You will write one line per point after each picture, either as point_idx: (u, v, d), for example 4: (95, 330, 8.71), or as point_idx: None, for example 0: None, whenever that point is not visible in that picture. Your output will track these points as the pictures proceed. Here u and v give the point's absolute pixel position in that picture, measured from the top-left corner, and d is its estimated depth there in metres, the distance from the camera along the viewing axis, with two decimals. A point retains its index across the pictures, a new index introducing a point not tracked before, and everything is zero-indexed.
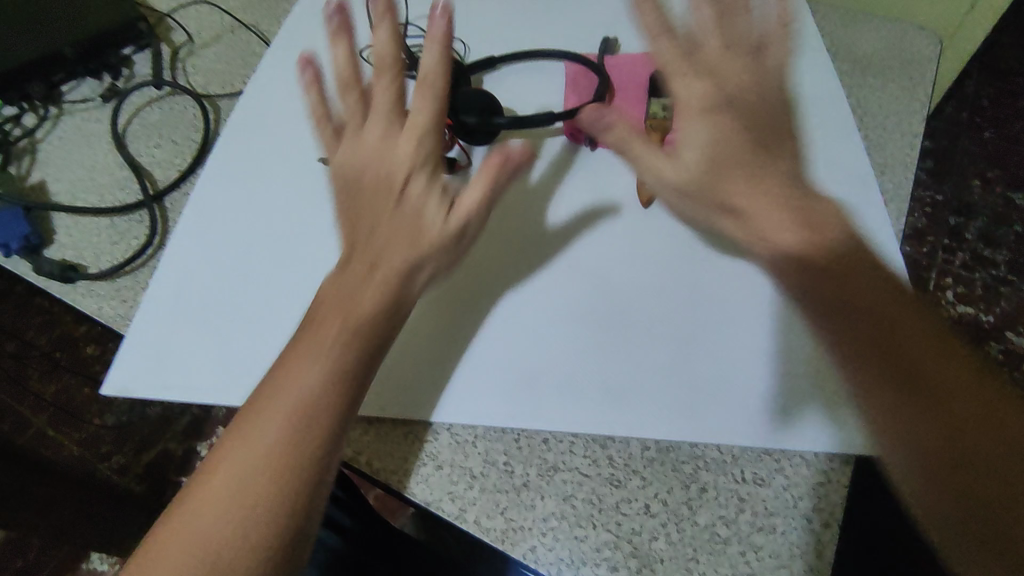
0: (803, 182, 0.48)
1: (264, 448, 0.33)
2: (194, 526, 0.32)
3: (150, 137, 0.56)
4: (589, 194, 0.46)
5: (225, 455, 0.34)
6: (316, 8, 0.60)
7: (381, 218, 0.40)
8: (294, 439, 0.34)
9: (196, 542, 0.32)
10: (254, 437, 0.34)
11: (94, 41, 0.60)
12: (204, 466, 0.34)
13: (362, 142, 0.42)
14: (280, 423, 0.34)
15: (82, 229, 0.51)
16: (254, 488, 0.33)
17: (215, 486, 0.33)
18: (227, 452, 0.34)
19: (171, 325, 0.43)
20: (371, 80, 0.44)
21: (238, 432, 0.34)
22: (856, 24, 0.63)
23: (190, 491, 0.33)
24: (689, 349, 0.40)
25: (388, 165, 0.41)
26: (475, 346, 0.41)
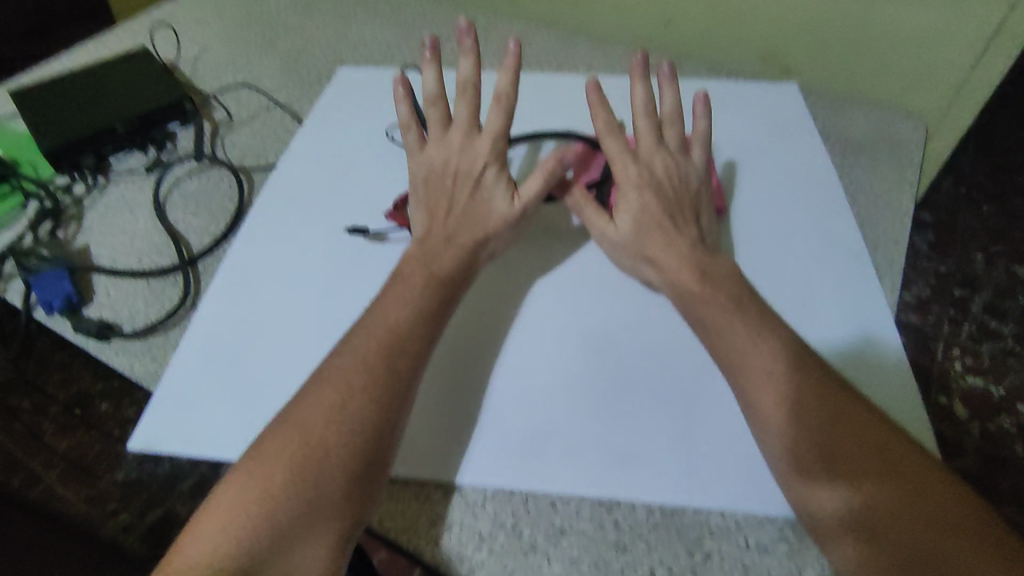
0: (797, 256, 0.51)
1: (313, 443, 0.37)
2: (240, 503, 0.36)
3: (189, 205, 0.61)
4: (597, 269, 0.49)
5: (247, 476, 0.37)
6: (351, 96, 0.68)
7: (460, 221, 0.49)
8: (341, 440, 0.38)
9: (240, 517, 0.35)
10: (307, 432, 0.38)
11: (144, 119, 0.66)
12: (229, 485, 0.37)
13: (447, 170, 0.51)
14: (330, 424, 0.38)
15: (119, 290, 0.54)
16: (299, 476, 0.36)
17: (265, 469, 0.36)
18: (249, 473, 0.37)
19: (198, 382, 0.46)
20: (454, 153, 0.51)
21: (261, 458, 0.37)
22: (841, 114, 0.69)
23: (239, 471, 0.37)
24: (690, 415, 0.41)
25: (467, 189, 0.50)
26: (486, 409, 0.43)
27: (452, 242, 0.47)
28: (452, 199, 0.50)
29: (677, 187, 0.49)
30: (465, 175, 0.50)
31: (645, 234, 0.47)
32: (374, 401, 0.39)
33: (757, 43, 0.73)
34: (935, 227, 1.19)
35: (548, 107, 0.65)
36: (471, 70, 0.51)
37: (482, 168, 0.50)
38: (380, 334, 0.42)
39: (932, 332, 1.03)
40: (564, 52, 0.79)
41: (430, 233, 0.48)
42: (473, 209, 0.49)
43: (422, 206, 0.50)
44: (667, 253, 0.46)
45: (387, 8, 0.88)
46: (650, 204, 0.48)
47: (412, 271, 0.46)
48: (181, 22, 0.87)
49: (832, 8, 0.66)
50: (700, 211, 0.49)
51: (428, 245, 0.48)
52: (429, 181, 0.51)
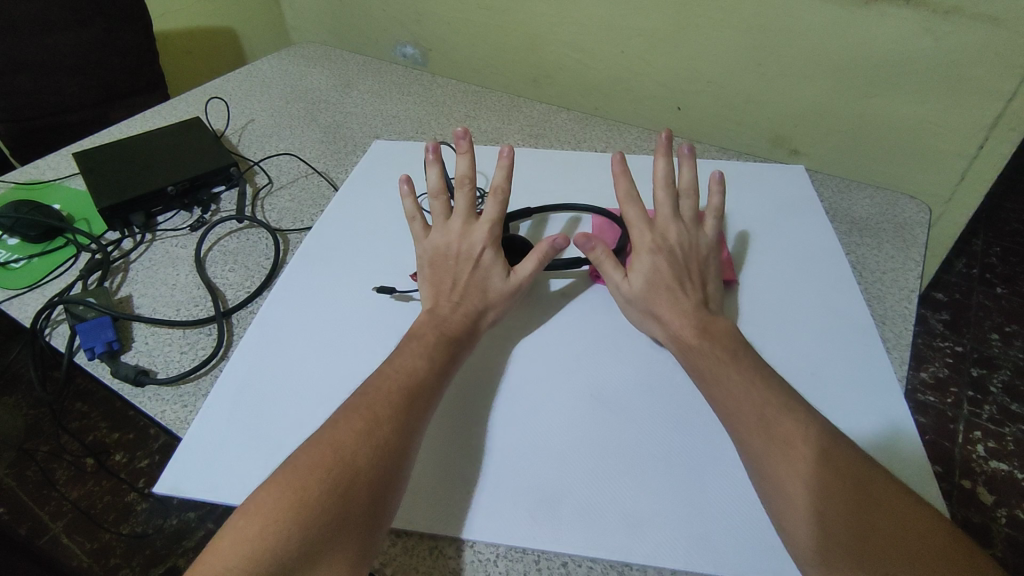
0: (806, 328, 0.53)
1: (344, 460, 0.39)
2: (274, 510, 0.36)
3: (227, 263, 0.65)
4: (610, 338, 0.52)
5: (280, 486, 0.37)
6: (386, 166, 0.73)
7: (458, 295, 0.51)
8: (371, 458, 0.39)
9: (277, 525, 0.35)
10: (338, 450, 0.39)
11: (193, 182, 0.71)
12: (263, 495, 0.37)
13: (449, 253, 0.54)
14: (359, 445, 0.39)
15: (157, 338, 0.57)
16: (333, 488, 0.37)
17: (299, 480, 0.37)
18: (282, 484, 0.37)
19: (226, 427, 0.47)
20: (456, 237, 0.54)
21: (296, 471, 0.38)
22: (847, 196, 0.73)
23: (272, 484, 0.38)
24: (697, 479, 0.42)
25: (466, 270, 0.52)
26: (497, 464, 0.44)
27: (459, 310, 0.50)
28: (456, 277, 0.52)
29: (687, 252, 0.53)
30: (463, 257, 0.53)
31: (654, 292, 0.50)
32: (397, 431, 0.41)
33: (764, 129, 0.78)
34: (949, 307, 1.26)
35: (570, 181, 0.69)
36: (467, 168, 0.56)
37: (480, 252, 0.53)
38: (395, 379, 0.44)
39: (951, 413, 1.09)
40: (584, 133, 0.85)
41: (438, 305, 0.51)
42: (474, 287, 0.52)
43: (428, 283, 0.53)
44: (672, 312, 0.49)
45: (421, 90, 0.95)
46: (661, 266, 0.51)
47: (424, 327, 0.49)
48: (233, 96, 0.95)
49: (834, 101, 0.70)
50: (707, 277, 0.52)
51: (438, 310, 0.50)
52: (433, 262, 0.54)
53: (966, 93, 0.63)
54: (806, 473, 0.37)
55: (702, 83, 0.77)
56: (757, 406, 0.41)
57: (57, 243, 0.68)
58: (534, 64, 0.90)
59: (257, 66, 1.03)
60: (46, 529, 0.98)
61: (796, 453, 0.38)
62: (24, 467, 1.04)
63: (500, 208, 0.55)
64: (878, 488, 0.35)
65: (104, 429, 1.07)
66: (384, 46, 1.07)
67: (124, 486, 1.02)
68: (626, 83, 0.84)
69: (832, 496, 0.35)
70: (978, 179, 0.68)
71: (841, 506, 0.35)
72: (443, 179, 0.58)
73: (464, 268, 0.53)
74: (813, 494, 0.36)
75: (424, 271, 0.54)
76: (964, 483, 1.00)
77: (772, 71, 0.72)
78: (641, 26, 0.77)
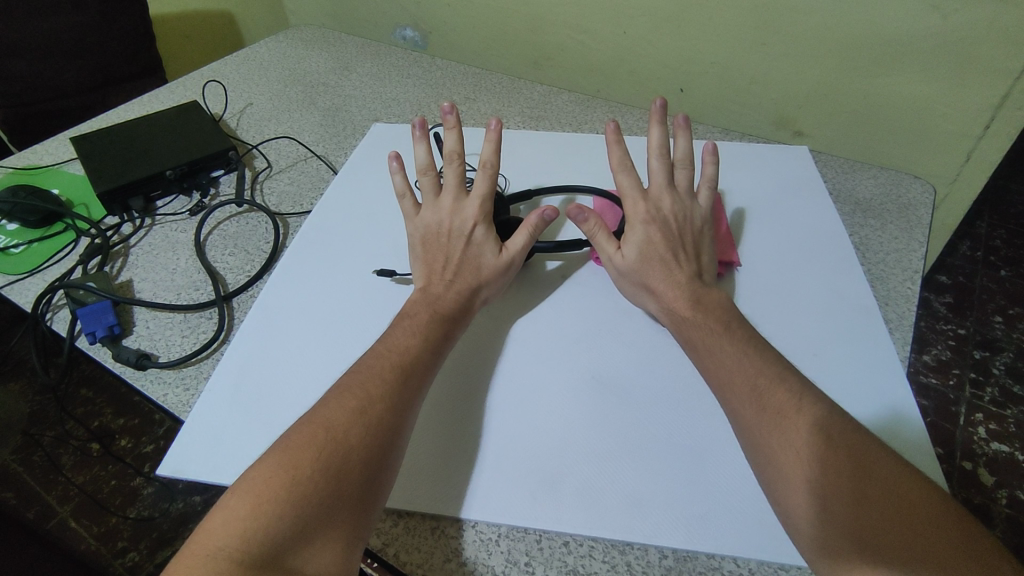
0: (809, 309, 0.52)
1: (336, 438, 0.39)
2: (265, 489, 0.36)
3: (226, 246, 0.64)
4: (612, 320, 0.52)
5: (270, 464, 0.37)
6: (386, 149, 0.72)
7: (451, 272, 0.51)
8: (364, 436, 0.39)
9: (267, 504, 0.35)
10: (331, 428, 0.39)
11: (191, 166, 0.70)
12: (254, 474, 0.37)
13: (440, 229, 0.53)
14: (352, 423, 0.40)
15: (157, 323, 0.57)
16: (326, 467, 0.37)
17: (291, 459, 0.37)
18: (272, 462, 0.37)
19: (226, 410, 0.48)
20: (445, 214, 0.54)
21: (286, 450, 0.38)
22: (852, 176, 0.72)
23: (264, 462, 0.38)
24: (697, 459, 0.42)
25: (459, 247, 0.52)
26: (497, 444, 0.44)
27: (452, 288, 0.50)
28: (447, 256, 0.52)
29: (681, 222, 0.53)
30: (455, 234, 0.53)
31: (647, 263, 0.50)
32: (391, 410, 0.41)
33: (768, 110, 0.77)
34: (952, 290, 1.26)
35: (571, 164, 0.69)
36: (455, 143, 0.56)
37: (472, 229, 0.53)
38: (390, 358, 0.44)
39: (953, 395, 1.09)
40: (584, 115, 0.84)
41: (431, 283, 0.51)
42: (467, 264, 0.51)
43: (420, 262, 0.53)
44: (666, 284, 0.49)
45: (420, 73, 0.94)
46: (654, 237, 0.51)
47: (418, 306, 0.49)
48: (230, 80, 0.94)
49: (838, 81, 0.69)
50: (700, 249, 0.52)
51: (432, 289, 0.50)
52: (426, 241, 0.54)
53: (974, 71, 0.62)
54: (807, 456, 0.36)
55: (704, 63, 0.76)
56: (757, 381, 0.41)
57: (57, 228, 0.68)
58: (534, 45, 0.89)
59: (254, 49, 1.02)
60: (54, 512, 0.99)
61: (794, 433, 0.38)
62: (29, 453, 1.04)
63: (489, 180, 0.54)
64: (881, 470, 0.35)
65: (108, 415, 1.07)
66: (383, 29, 1.05)
67: (130, 470, 1.02)
68: (627, 65, 0.83)
69: (831, 475, 0.35)
70: (984, 160, 0.67)
71: (839, 486, 0.35)
72: (432, 156, 0.57)
73: (456, 245, 0.52)
74: (813, 474, 0.36)
75: (416, 248, 0.54)
76: (964, 464, 1.00)
77: (777, 51, 0.70)
78: (642, 7, 0.76)
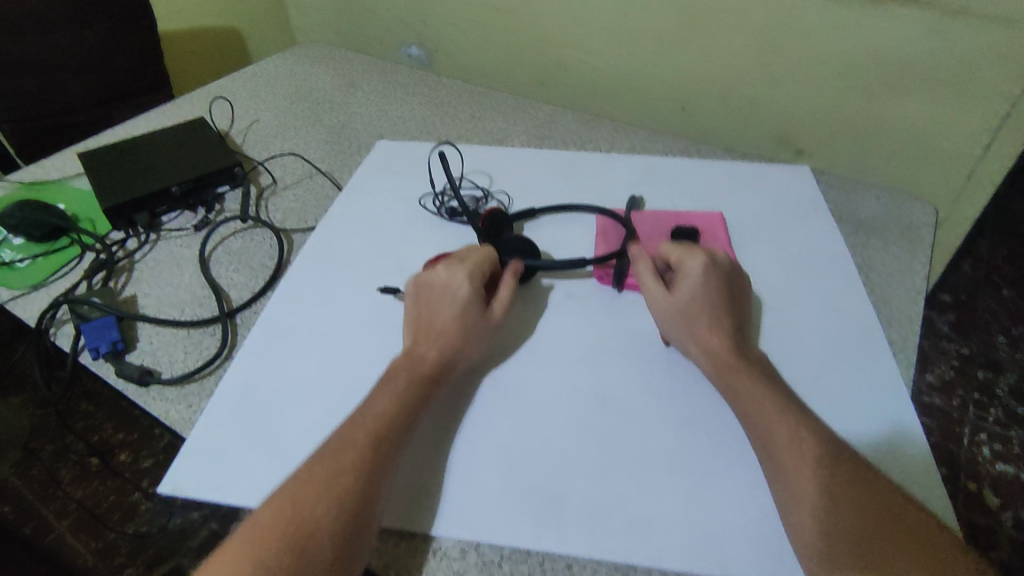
0: (811, 328, 0.52)
1: (300, 519, 0.38)
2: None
3: (230, 263, 0.65)
4: (615, 339, 0.52)
5: (236, 547, 0.37)
6: (391, 166, 0.73)
7: (436, 334, 0.48)
8: (331, 515, 0.38)
9: None
10: (297, 506, 0.38)
11: (196, 181, 0.71)
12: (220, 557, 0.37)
13: (429, 285, 0.50)
14: (319, 500, 0.39)
15: (160, 338, 0.57)
16: (289, 552, 0.37)
17: (256, 542, 0.37)
18: (238, 546, 0.37)
19: (229, 427, 0.47)
20: (457, 269, 0.50)
21: (251, 532, 0.38)
22: (856, 196, 0.73)
23: (232, 543, 0.38)
24: (701, 481, 0.42)
25: (447, 303, 0.49)
26: (500, 463, 0.44)
27: (433, 350, 0.47)
28: (441, 315, 0.49)
29: (731, 269, 0.50)
30: (445, 290, 0.49)
31: (703, 313, 0.48)
32: (358, 486, 0.40)
33: (769, 130, 0.77)
34: (955, 309, 1.26)
35: (574, 182, 0.69)
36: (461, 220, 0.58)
37: (460, 287, 0.49)
38: (366, 422, 0.43)
39: (957, 416, 1.08)
40: (588, 134, 0.85)
41: (416, 344, 0.48)
42: (457, 326, 0.48)
43: (416, 323, 0.49)
44: (715, 335, 0.47)
45: (425, 91, 0.95)
46: (712, 284, 0.48)
47: (399, 370, 0.46)
48: (237, 96, 0.95)
49: (839, 102, 0.70)
50: (744, 297, 0.51)
51: (416, 350, 0.47)
52: (425, 299, 0.50)
53: (975, 93, 0.62)
54: (815, 508, 0.37)
55: (707, 83, 0.77)
56: (767, 423, 0.41)
57: (62, 242, 0.68)
58: (538, 64, 0.90)
59: (260, 66, 1.03)
60: (52, 527, 0.99)
61: (803, 483, 0.38)
62: (28, 466, 1.04)
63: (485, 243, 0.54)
64: (885, 503, 0.37)
65: (109, 429, 1.06)
66: (388, 46, 1.07)
67: (128, 485, 1.02)
68: (630, 84, 0.84)
69: (841, 510, 0.37)
70: (985, 181, 0.68)
71: (848, 520, 0.37)
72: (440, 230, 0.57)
73: (467, 304, 0.49)
74: (821, 505, 0.37)
75: (420, 306, 0.50)
76: (969, 486, 1.00)
77: (779, 71, 0.71)
78: (645, 26, 0.77)
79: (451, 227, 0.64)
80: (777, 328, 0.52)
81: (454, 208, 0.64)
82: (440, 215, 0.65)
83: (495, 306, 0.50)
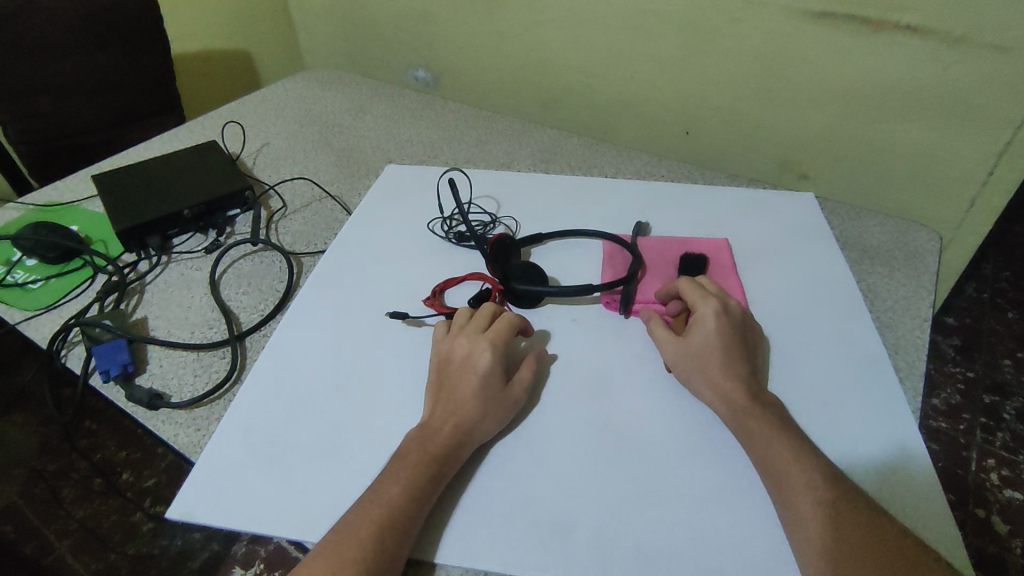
0: (817, 354, 0.53)
1: None
2: None
3: (240, 285, 0.65)
4: (622, 364, 0.52)
5: None
6: (400, 190, 0.74)
7: (454, 408, 0.46)
8: None
9: None
10: None
11: (208, 205, 0.72)
12: None
13: (454, 359, 0.49)
14: None
15: (170, 361, 0.57)
16: None
17: None
18: None
19: (237, 452, 0.48)
20: (482, 338, 0.49)
21: None
22: (860, 222, 0.74)
23: None
24: (710, 509, 0.42)
25: (469, 375, 0.47)
26: (508, 490, 0.44)
27: (448, 424, 0.45)
28: (461, 386, 0.47)
29: (744, 321, 0.51)
30: (468, 363, 0.48)
31: (716, 358, 0.47)
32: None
33: (773, 156, 0.78)
34: (960, 331, 1.26)
35: (580, 207, 0.70)
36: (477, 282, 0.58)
37: (483, 359, 0.48)
38: (373, 506, 0.41)
39: (964, 440, 1.08)
40: (593, 159, 0.86)
41: (431, 418, 0.46)
42: (476, 399, 0.46)
43: (436, 394, 0.48)
44: (730, 382, 0.46)
45: (433, 115, 0.97)
46: (725, 330, 0.49)
47: (411, 444, 0.44)
48: (248, 120, 0.96)
49: (842, 128, 0.71)
50: (757, 349, 0.51)
51: (432, 424, 0.45)
52: (446, 371, 0.49)
53: (977, 121, 0.63)
54: (816, 531, 0.38)
55: (711, 109, 0.78)
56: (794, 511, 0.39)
57: (75, 264, 0.69)
58: (544, 89, 0.92)
59: (271, 90, 1.05)
60: (53, 548, 0.98)
61: (803, 506, 0.39)
62: (31, 485, 1.03)
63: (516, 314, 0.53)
64: None
65: (111, 448, 1.06)
66: (396, 70, 1.08)
67: (131, 506, 1.02)
68: (635, 109, 0.85)
69: None
70: (989, 206, 0.68)
71: None
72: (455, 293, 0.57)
73: (488, 376, 0.47)
74: None
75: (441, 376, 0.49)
76: (977, 512, 0.99)
77: (782, 97, 0.72)
78: (649, 53, 0.78)
79: (459, 251, 0.64)
80: (784, 354, 0.52)
81: (461, 233, 0.65)
82: (448, 239, 0.66)
83: (518, 386, 0.48)
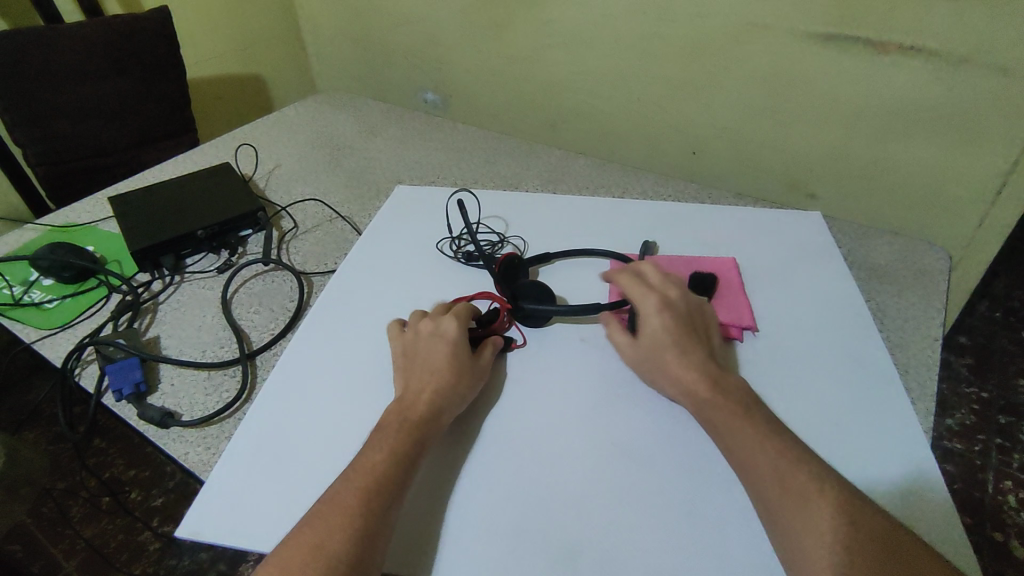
0: (828, 375, 0.52)
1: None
2: None
3: (251, 305, 0.66)
4: (630, 384, 0.52)
5: None
6: (409, 210, 0.75)
7: (427, 377, 0.48)
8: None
9: None
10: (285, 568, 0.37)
11: (221, 226, 0.73)
12: None
13: (421, 338, 0.52)
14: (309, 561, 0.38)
15: (181, 380, 0.58)
16: None
17: None
18: None
19: (246, 470, 0.48)
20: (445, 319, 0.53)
21: None
22: (869, 240, 0.74)
23: None
24: (718, 531, 0.41)
25: (439, 345, 0.51)
26: (516, 509, 0.43)
27: (424, 392, 0.47)
28: (431, 357, 0.50)
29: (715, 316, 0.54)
30: (436, 337, 0.52)
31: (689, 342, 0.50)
32: (349, 543, 0.39)
33: (779, 175, 0.79)
34: (973, 351, 1.24)
35: (588, 227, 0.70)
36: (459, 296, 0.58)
37: (450, 331, 0.52)
38: (359, 478, 0.42)
39: (979, 461, 1.06)
40: (600, 179, 0.87)
41: (408, 389, 0.48)
42: (449, 365, 0.49)
43: (407, 370, 0.50)
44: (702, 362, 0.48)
45: (441, 136, 0.98)
46: (696, 320, 0.52)
47: (391, 413, 0.46)
48: (261, 142, 0.98)
49: (847, 147, 0.71)
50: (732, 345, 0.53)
51: (408, 394, 0.48)
52: (414, 350, 0.52)
53: (982, 139, 0.63)
54: (832, 541, 0.37)
55: (716, 129, 0.79)
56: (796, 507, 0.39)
57: (91, 284, 0.70)
58: (552, 111, 0.93)
59: (284, 113, 1.07)
60: (59, 567, 0.98)
61: (818, 517, 0.38)
62: (40, 504, 1.04)
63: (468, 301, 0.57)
64: None
65: (120, 466, 1.07)
66: (406, 93, 1.10)
67: (138, 524, 1.02)
68: (641, 129, 0.86)
69: None
70: (998, 225, 0.68)
71: None
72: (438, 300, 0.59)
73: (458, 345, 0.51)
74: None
75: (408, 355, 0.52)
76: (995, 536, 0.97)
77: (786, 118, 0.73)
78: (654, 75, 0.79)
79: (467, 271, 0.65)
80: (794, 373, 0.52)
81: (470, 253, 0.66)
82: (456, 259, 0.66)
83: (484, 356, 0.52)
